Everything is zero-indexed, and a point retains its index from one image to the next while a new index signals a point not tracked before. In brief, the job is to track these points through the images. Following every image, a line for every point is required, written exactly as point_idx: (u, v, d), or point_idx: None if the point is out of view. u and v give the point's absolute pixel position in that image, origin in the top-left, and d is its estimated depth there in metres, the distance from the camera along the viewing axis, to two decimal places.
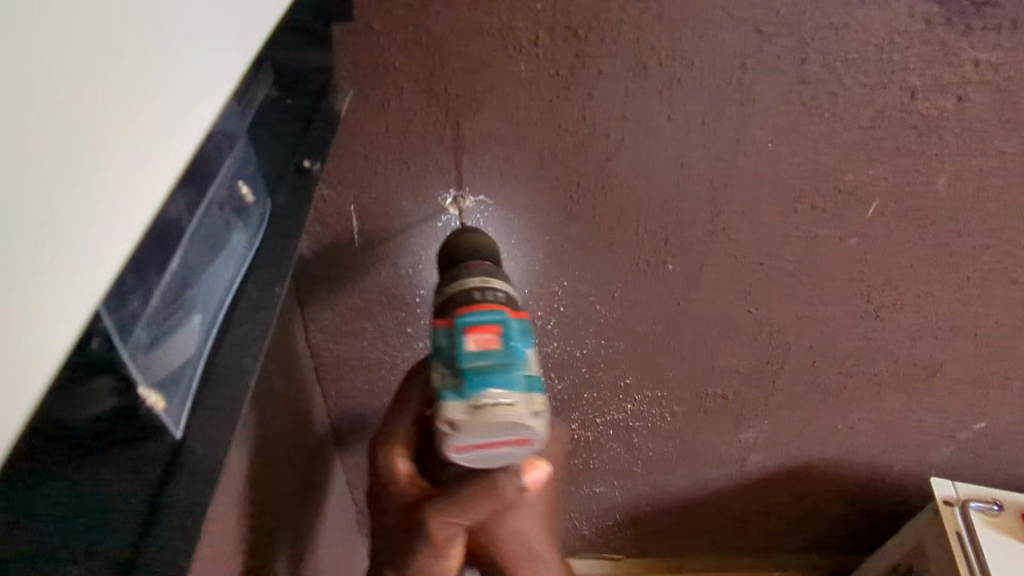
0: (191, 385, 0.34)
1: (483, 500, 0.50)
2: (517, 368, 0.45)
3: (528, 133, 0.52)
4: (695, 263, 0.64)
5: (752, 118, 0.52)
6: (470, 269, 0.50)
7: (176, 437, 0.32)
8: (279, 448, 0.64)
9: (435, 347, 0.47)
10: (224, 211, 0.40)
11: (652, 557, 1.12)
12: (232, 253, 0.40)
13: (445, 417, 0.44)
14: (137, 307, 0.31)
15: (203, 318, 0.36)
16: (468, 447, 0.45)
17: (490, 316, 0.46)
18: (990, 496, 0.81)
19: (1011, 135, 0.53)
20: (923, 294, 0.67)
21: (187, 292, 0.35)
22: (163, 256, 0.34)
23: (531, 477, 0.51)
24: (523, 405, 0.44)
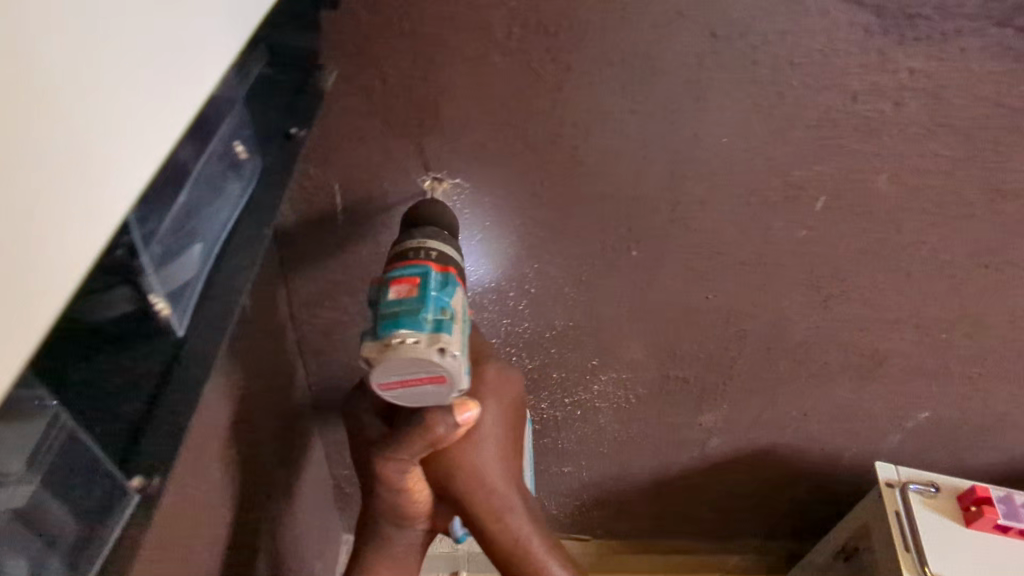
0: (192, 298, 0.44)
1: (416, 438, 0.54)
2: (426, 312, 0.48)
3: (502, 121, 0.56)
4: (657, 250, 0.68)
5: (708, 115, 0.56)
6: (416, 231, 0.54)
7: (179, 335, 0.42)
8: (260, 415, 0.67)
9: (369, 299, 0.52)
10: (222, 162, 0.48)
11: (617, 538, 1.17)
12: (226, 197, 0.48)
13: (363, 354, 0.48)
14: (153, 227, 0.39)
15: (202, 246, 0.45)
16: (388, 383, 0.49)
17: (412, 270, 0.50)
18: (928, 479, 0.87)
19: (944, 138, 0.58)
20: (868, 286, 0.73)
21: (190, 223, 0.44)
22: (172, 191, 0.42)
23: (462, 417, 0.54)
24: (427, 344, 0.47)
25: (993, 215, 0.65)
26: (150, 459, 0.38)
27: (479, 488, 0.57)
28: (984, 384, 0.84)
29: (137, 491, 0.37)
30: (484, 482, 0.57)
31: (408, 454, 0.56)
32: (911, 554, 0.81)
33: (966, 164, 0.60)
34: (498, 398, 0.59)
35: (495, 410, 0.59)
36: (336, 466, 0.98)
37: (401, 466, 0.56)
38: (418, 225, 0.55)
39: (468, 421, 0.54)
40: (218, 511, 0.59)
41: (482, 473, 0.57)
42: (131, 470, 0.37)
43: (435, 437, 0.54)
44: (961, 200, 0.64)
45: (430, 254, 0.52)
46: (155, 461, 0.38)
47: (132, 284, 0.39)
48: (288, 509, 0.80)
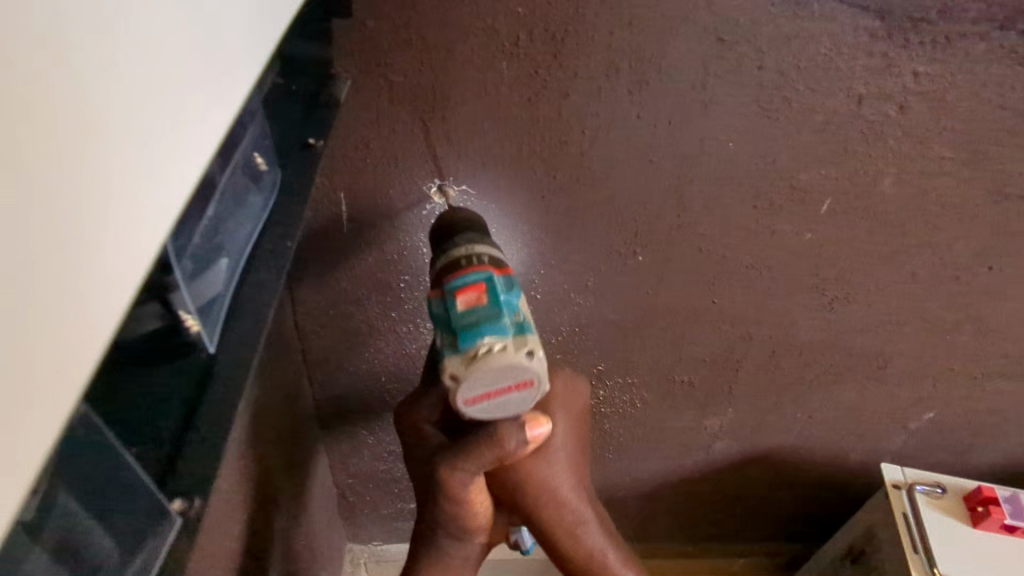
0: (219, 315, 0.42)
1: (484, 450, 0.50)
2: (504, 317, 0.47)
3: (509, 128, 0.56)
4: (663, 255, 0.68)
5: (715, 120, 0.56)
6: (459, 238, 0.53)
7: (210, 351, 0.40)
8: (267, 426, 0.67)
9: (430, 315, 0.51)
10: (246, 175, 0.45)
11: (622, 543, 1.16)
12: (251, 210, 0.46)
13: (448, 371, 0.47)
14: (186, 243, 0.37)
15: (228, 262, 0.43)
16: (474, 398, 0.47)
17: (475, 277, 0.49)
18: (934, 480, 0.86)
19: (947, 141, 0.59)
20: (873, 288, 0.73)
21: (217, 238, 0.42)
22: (203, 206, 0.39)
23: (535, 432, 0.51)
24: (516, 348, 0.46)
25: (997, 216, 0.65)
26: (196, 480, 0.35)
27: (553, 502, 0.56)
28: (988, 384, 0.84)
29: (179, 514, 0.33)
30: (558, 495, 0.56)
31: (476, 467, 0.51)
32: (919, 558, 0.81)
33: (970, 166, 0.61)
34: (568, 407, 0.59)
35: (563, 419, 0.58)
36: (341, 475, 0.97)
37: (465, 478, 0.52)
38: (457, 236, 0.53)
39: (543, 435, 0.51)
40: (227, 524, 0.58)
41: (555, 484, 0.56)
42: (171, 492, 0.34)
43: (511, 451, 0.50)
44: (966, 202, 0.64)
45: (483, 260, 0.51)
46: (203, 481, 0.35)
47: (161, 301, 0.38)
48: (294, 520, 0.80)
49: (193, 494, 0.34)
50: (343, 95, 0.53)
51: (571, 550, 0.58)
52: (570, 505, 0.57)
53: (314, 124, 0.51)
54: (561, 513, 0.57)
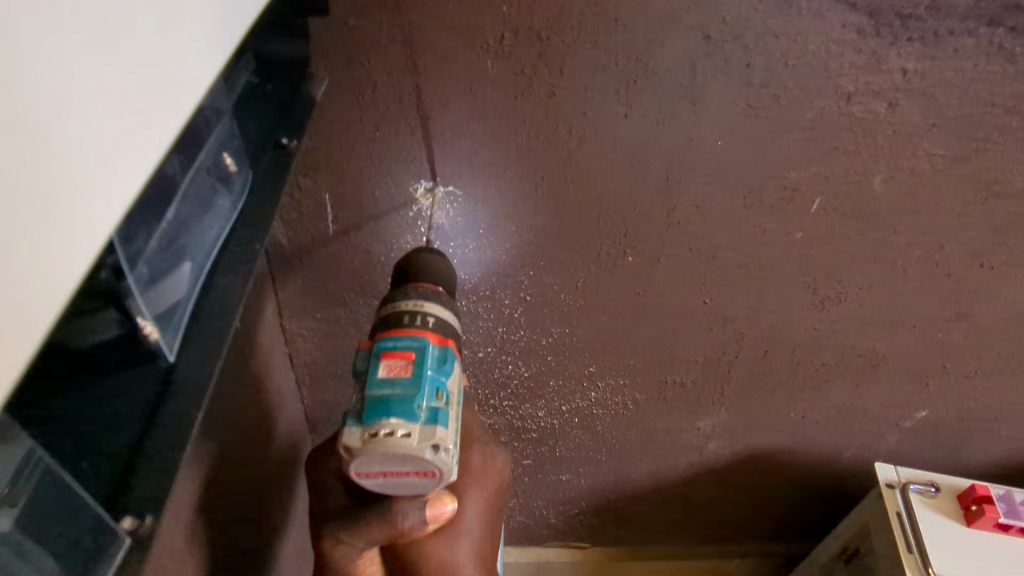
0: (181, 320, 0.40)
1: (376, 527, 0.51)
2: (419, 399, 0.45)
3: (495, 127, 0.56)
4: (652, 255, 0.68)
5: (703, 118, 0.56)
6: (410, 289, 0.52)
7: (170, 360, 0.39)
8: (247, 430, 0.66)
9: (355, 370, 0.49)
10: (211, 176, 0.44)
11: (616, 545, 1.16)
12: (217, 212, 0.45)
13: (344, 442, 0.45)
14: (141, 245, 0.37)
15: (192, 266, 0.42)
16: (369, 472, 0.45)
17: (407, 343, 0.47)
18: (928, 479, 0.86)
19: (938, 138, 0.58)
20: (864, 287, 0.72)
21: (180, 240, 0.41)
22: (160, 207, 0.39)
23: (437, 510, 0.50)
24: (420, 438, 0.44)
25: (989, 214, 0.65)
26: (146, 499, 0.33)
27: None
28: (981, 382, 0.84)
29: (128, 535, 0.31)
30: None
31: (361, 539, 0.52)
32: (914, 556, 0.81)
33: (961, 163, 0.60)
34: (484, 492, 0.56)
35: (479, 500, 0.55)
36: None
37: (347, 547, 0.53)
38: (407, 286, 0.53)
39: (447, 515, 0.51)
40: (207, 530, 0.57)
41: (451, 568, 0.54)
42: (122, 512, 0.32)
43: (405, 529, 0.50)
44: (957, 199, 0.63)
45: (426, 322, 0.49)
46: (152, 501, 0.33)
47: (119, 308, 0.37)
48: (278, 525, 0.79)
49: (146, 513, 0.32)
50: (318, 94, 0.52)
51: None
52: None
53: (289, 122, 0.51)
54: None
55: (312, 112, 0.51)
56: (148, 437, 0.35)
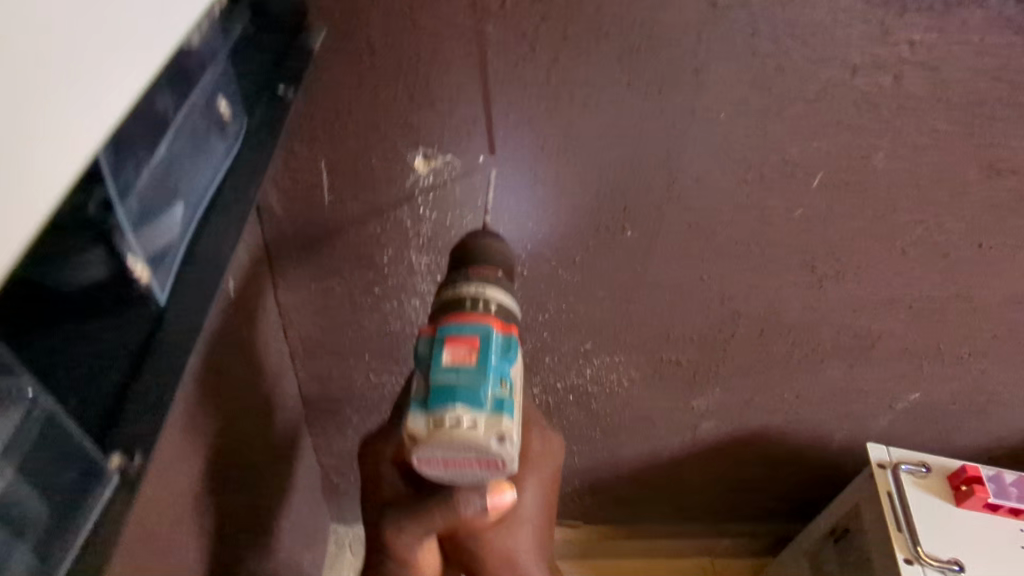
0: (174, 265, 0.39)
1: (438, 518, 0.50)
2: (485, 388, 0.45)
3: (494, 94, 0.55)
4: (652, 230, 0.67)
5: (707, 88, 0.55)
6: (471, 274, 0.51)
7: (160, 304, 0.38)
8: (243, 403, 0.65)
9: (416, 354, 0.49)
10: (206, 118, 0.43)
11: (608, 524, 1.17)
12: (212, 158, 0.44)
13: (409, 429, 0.45)
14: (130, 177, 0.36)
15: (185, 209, 0.41)
16: (432, 462, 0.45)
17: (471, 330, 0.47)
18: (919, 459, 0.87)
19: (942, 114, 0.58)
20: (862, 266, 0.72)
21: (170, 180, 0.40)
22: (148, 141, 0.38)
23: (497, 499, 0.49)
24: (485, 429, 0.44)
25: (989, 192, 0.64)
26: (135, 436, 0.33)
27: (510, 572, 0.54)
28: (975, 364, 0.84)
29: (117, 472, 0.31)
30: (517, 566, 0.54)
31: (425, 531, 0.51)
32: (903, 535, 0.81)
33: (964, 139, 0.60)
34: (541, 475, 0.56)
35: (536, 484, 0.55)
36: (325, 454, 0.96)
37: (411, 539, 0.52)
38: (466, 270, 0.52)
39: (506, 503, 0.49)
40: (200, 499, 0.57)
41: (515, 552, 0.54)
42: (110, 447, 0.32)
43: (467, 518, 0.49)
44: (958, 177, 0.63)
45: (489, 307, 0.49)
46: (141, 436, 0.33)
47: (106, 247, 0.35)
48: (273, 499, 0.78)
49: (134, 451, 0.32)
50: (317, 47, 0.50)
51: None
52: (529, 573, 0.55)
53: (285, 70, 0.49)
54: None
55: (309, 63, 0.49)
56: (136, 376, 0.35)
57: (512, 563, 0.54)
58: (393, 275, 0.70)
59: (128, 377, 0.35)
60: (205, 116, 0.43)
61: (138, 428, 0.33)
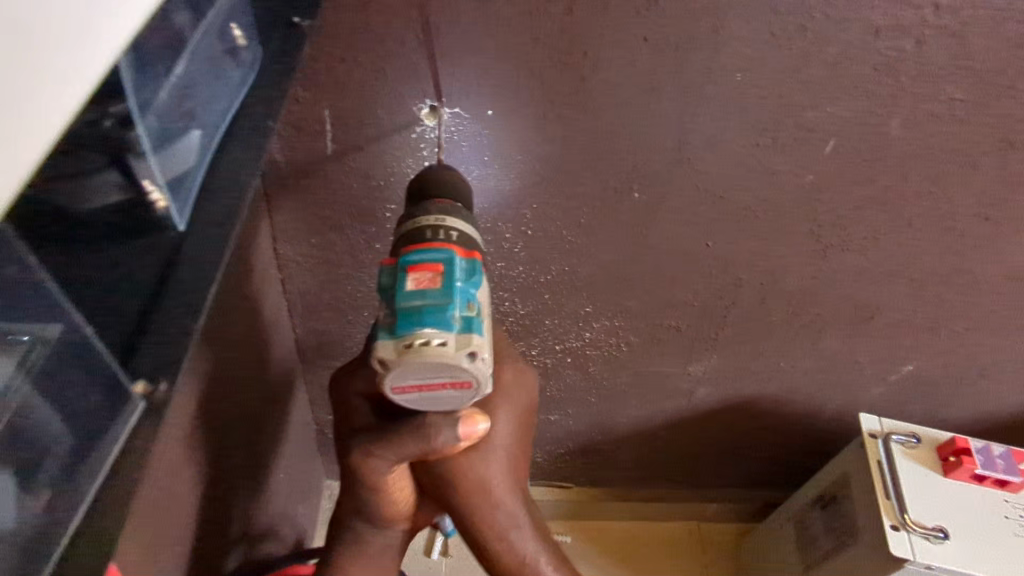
0: (193, 189, 0.41)
1: (410, 440, 0.50)
2: (452, 309, 0.44)
3: (507, 45, 0.53)
4: (659, 193, 0.66)
5: (724, 45, 0.53)
6: (431, 205, 0.50)
7: (180, 230, 0.39)
8: (240, 357, 0.65)
9: (379, 286, 0.48)
10: (221, 43, 0.45)
11: (600, 487, 1.18)
12: (230, 82, 0.45)
13: (377, 355, 0.44)
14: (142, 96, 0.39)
15: (203, 134, 0.43)
16: (403, 387, 0.45)
17: (434, 256, 0.46)
18: (910, 430, 0.89)
19: (961, 82, 0.57)
20: (868, 237, 0.72)
21: (188, 103, 0.43)
22: (168, 61, 0.41)
23: (469, 428, 0.49)
24: (455, 346, 0.44)
25: (1003, 163, 0.63)
26: (156, 365, 0.34)
27: (482, 500, 0.55)
28: (971, 337, 0.85)
29: (141, 398, 0.33)
30: (489, 493, 0.55)
31: (393, 455, 0.51)
32: (891, 502, 0.83)
33: (981, 109, 0.59)
34: (512, 406, 0.56)
35: (506, 417, 0.56)
36: (321, 410, 0.97)
37: (380, 464, 0.52)
38: (429, 202, 0.51)
39: (479, 433, 0.50)
40: (196, 448, 0.57)
41: (486, 482, 0.55)
42: (133, 377, 0.34)
43: (437, 447, 0.49)
44: (971, 148, 0.62)
45: (450, 236, 0.48)
46: (163, 367, 0.34)
47: (120, 170, 0.39)
48: (270, 453, 0.79)
49: (158, 378, 0.34)
50: None
51: (501, 553, 0.57)
52: (499, 503, 0.55)
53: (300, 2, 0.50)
54: (491, 512, 0.55)
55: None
56: (156, 307, 0.36)
57: (484, 493, 0.55)
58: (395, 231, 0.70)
59: (148, 306, 0.37)
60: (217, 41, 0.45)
61: (159, 356, 0.34)
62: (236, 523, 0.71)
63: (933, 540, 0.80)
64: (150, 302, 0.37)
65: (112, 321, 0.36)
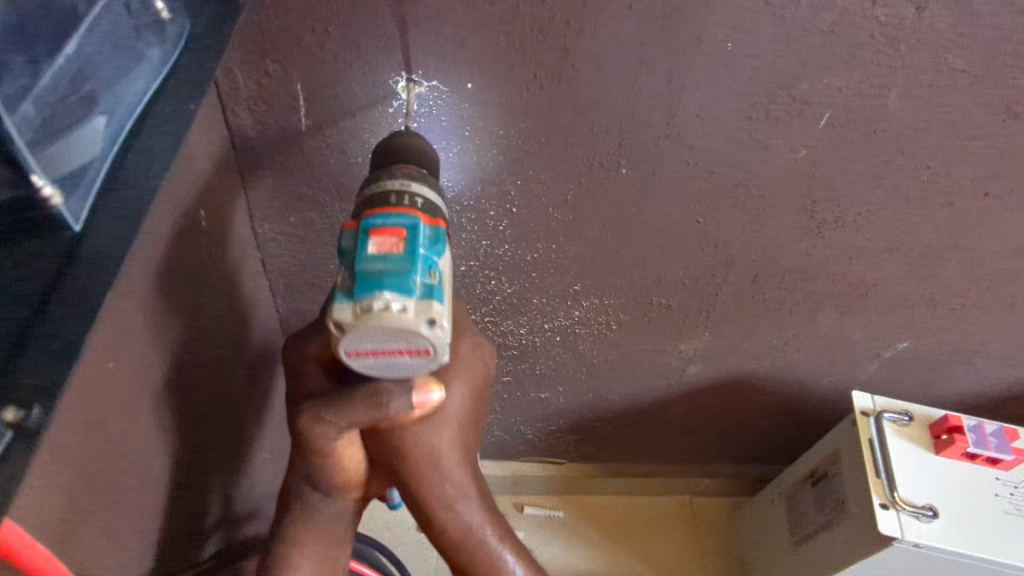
0: (93, 184, 0.39)
1: (360, 406, 0.49)
2: (413, 274, 0.42)
3: (483, 14, 0.50)
4: (647, 168, 0.64)
5: (714, 14, 0.51)
6: (396, 171, 0.49)
7: (75, 230, 0.37)
8: (214, 339, 0.63)
9: (339, 248, 0.46)
10: (132, 19, 0.42)
11: (592, 463, 1.18)
12: (146, 63, 0.43)
13: (334, 318, 0.43)
14: (21, 84, 0.35)
15: (107, 121, 0.40)
16: (359, 351, 0.44)
17: (398, 220, 0.44)
18: (901, 408, 0.88)
19: (964, 51, 0.54)
20: (863, 214, 0.70)
21: (90, 88, 0.39)
22: (52, 39, 0.37)
23: (423, 397, 0.48)
24: (416, 313, 0.42)
25: (1005, 136, 0.61)
26: (30, 391, 0.32)
27: (433, 472, 0.54)
28: (966, 314, 0.83)
29: (9, 428, 0.30)
30: (439, 466, 0.54)
31: (340, 419, 0.50)
32: (881, 480, 0.82)
33: (983, 81, 0.56)
34: (467, 380, 0.55)
35: (460, 391, 0.54)
36: None
37: (325, 430, 0.51)
38: (394, 167, 0.49)
39: (433, 403, 0.49)
40: (165, 433, 0.56)
41: (437, 455, 0.53)
42: (2, 404, 0.31)
43: (389, 415, 0.48)
44: (972, 121, 0.60)
45: (414, 203, 0.46)
46: (33, 392, 0.32)
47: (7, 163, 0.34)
48: (252, 434, 0.78)
49: (30, 405, 0.31)
50: None
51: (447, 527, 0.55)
52: (449, 476, 0.54)
53: None
54: (439, 485, 0.54)
55: None
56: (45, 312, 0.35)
57: (435, 466, 0.54)
58: None
59: (35, 310, 0.35)
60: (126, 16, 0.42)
61: (39, 378, 0.32)
62: (216, 507, 0.71)
63: (922, 518, 0.80)
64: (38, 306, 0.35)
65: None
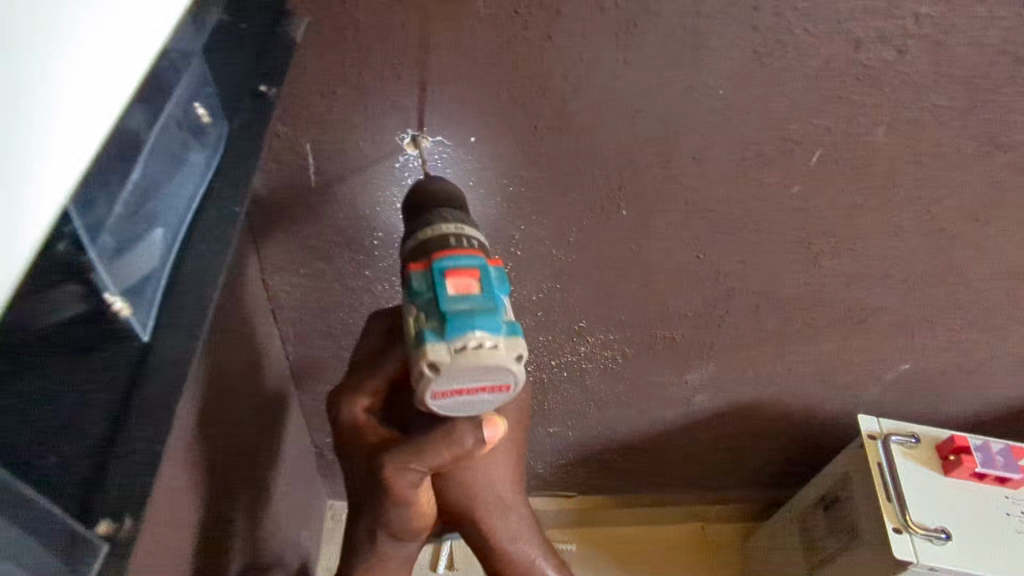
0: (153, 295, 0.40)
1: (438, 444, 0.48)
2: (498, 312, 0.44)
3: (485, 74, 0.52)
4: (647, 209, 0.66)
5: (705, 64, 0.53)
6: (444, 214, 0.50)
7: (143, 339, 0.39)
8: (231, 392, 0.64)
9: (410, 292, 0.46)
10: (180, 129, 0.44)
11: (602, 495, 1.18)
12: (190, 169, 0.44)
13: (428, 358, 0.43)
14: (102, 213, 0.38)
15: (163, 233, 0.42)
16: (446, 391, 0.44)
17: (468, 262, 0.46)
18: (908, 430, 0.89)
19: (945, 89, 0.56)
20: (858, 243, 0.72)
21: (148, 206, 0.41)
22: (124, 168, 0.39)
23: (492, 433, 0.48)
24: (506, 348, 0.44)
25: (989, 164, 0.63)
26: (120, 503, 0.33)
27: (495, 505, 0.57)
28: (964, 334, 0.85)
29: (106, 541, 0.32)
30: (500, 501, 0.57)
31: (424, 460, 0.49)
32: (892, 504, 0.83)
33: (965, 115, 0.59)
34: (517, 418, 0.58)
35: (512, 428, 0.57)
36: (318, 434, 0.96)
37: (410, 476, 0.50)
38: (436, 211, 0.50)
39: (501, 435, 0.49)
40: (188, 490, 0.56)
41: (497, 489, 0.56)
42: (94, 516, 0.33)
43: (465, 450, 0.48)
44: (956, 153, 0.62)
45: (472, 244, 0.48)
46: (126, 502, 0.33)
47: (80, 282, 0.38)
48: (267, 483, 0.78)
49: (122, 515, 0.33)
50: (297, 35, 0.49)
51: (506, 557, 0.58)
52: (510, 506, 0.57)
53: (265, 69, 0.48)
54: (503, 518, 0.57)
55: (290, 54, 0.48)
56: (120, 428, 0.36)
57: (496, 499, 0.57)
58: (384, 257, 0.69)
59: (112, 428, 0.36)
60: (173, 129, 0.43)
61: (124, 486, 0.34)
62: (238, 559, 0.71)
63: (934, 541, 0.80)
64: (109, 428, 0.36)
65: (80, 438, 0.35)
